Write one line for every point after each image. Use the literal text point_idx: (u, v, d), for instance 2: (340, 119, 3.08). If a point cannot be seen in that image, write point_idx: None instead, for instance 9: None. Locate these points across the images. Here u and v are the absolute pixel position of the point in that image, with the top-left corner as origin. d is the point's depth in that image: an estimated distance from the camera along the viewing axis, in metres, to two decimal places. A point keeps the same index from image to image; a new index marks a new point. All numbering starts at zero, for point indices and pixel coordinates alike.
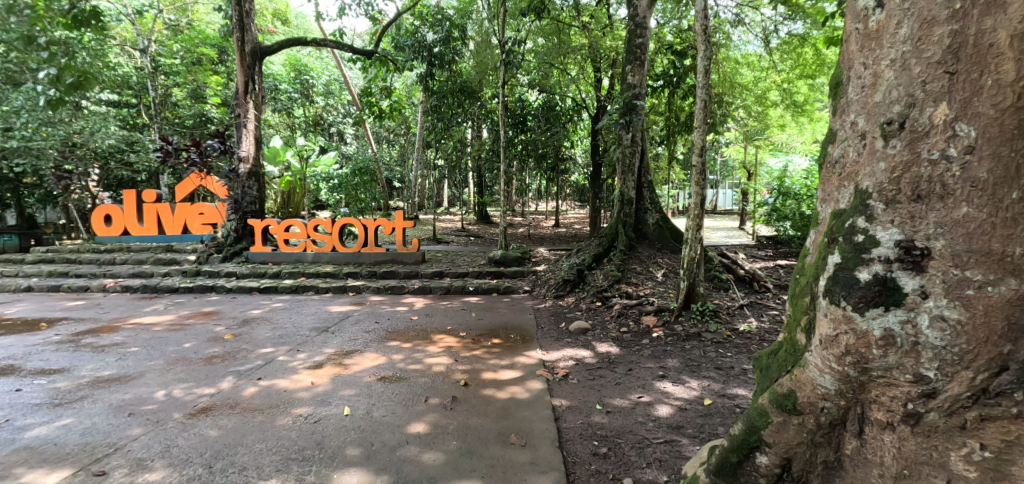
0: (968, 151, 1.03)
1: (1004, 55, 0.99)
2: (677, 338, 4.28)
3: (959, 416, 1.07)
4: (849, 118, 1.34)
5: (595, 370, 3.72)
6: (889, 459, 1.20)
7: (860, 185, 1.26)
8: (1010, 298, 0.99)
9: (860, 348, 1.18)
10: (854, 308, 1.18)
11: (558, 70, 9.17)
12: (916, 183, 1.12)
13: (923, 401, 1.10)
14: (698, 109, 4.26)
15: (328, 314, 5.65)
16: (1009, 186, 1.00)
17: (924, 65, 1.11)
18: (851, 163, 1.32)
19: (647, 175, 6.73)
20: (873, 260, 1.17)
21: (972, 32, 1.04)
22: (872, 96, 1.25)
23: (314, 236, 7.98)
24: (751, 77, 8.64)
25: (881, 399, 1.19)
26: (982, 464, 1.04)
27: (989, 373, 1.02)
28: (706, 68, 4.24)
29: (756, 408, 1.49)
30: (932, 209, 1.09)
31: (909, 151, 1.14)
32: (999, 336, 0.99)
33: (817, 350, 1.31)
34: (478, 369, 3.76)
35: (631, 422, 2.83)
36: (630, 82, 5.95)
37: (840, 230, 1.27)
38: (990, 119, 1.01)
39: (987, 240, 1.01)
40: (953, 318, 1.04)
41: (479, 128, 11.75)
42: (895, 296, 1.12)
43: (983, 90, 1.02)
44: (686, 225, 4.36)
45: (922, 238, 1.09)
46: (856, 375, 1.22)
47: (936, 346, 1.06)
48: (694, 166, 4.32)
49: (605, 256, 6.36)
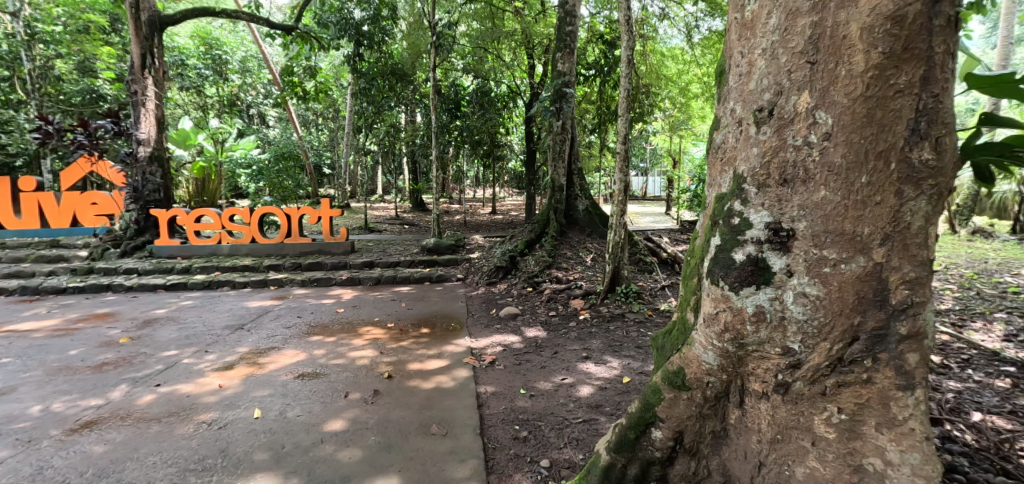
0: (826, 138, 1.11)
1: (855, 47, 1.07)
2: (603, 319, 4.44)
3: (820, 384, 1.18)
4: (728, 106, 1.38)
5: (522, 355, 3.75)
6: (765, 426, 1.31)
7: (737, 169, 1.31)
8: (859, 274, 1.10)
9: (736, 325, 1.25)
10: (731, 287, 1.24)
11: (493, 55, 9.07)
12: (783, 168, 1.19)
13: (790, 371, 1.21)
14: (622, 99, 4.34)
15: (245, 310, 5.25)
16: (858, 171, 1.08)
17: (789, 54, 1.18)
18: (730, 148, 1.37)
19: (578, 162, 6.81)
20: (747, 241, 1.24)
21: (828, 24, 1.11)
22: (747, 83, 1.30)
23: (229, 227, 7.34)
24: (676, 69, 8.91)
25: (757, 372, 1.28)
26: (839, 425, 1.18)
27: (843, 344, 1.13)
28: (628, 59, 4.35)
29: (650, 386, 1.54)
30: (796, 192, 1.17)
31: (777, 137, 1.20)
32: (851, 308, 1.11)
33: (701, 329, 1.37)
34: (404, 360, 3.66)
35: (552, 404, 2.88)
36: (560, 69, 6.00)
37: (720, 214, 1.33)
38: (845, 106, 1.09)
39: (841, 222, 1.10)
40: (813, 294, 1.14)
41: (412, 114, 11.39)
42: (765, 275, 1.20)
43: (838, 80, 1.10)
44: (610, 211, 4.51)
45: (788, 220, 1.17)
46: (734, 351, 1.29)
47: (800, 320, 1.16)
48: (617, 153, 4.45)
49: (537, 242, 6.41)
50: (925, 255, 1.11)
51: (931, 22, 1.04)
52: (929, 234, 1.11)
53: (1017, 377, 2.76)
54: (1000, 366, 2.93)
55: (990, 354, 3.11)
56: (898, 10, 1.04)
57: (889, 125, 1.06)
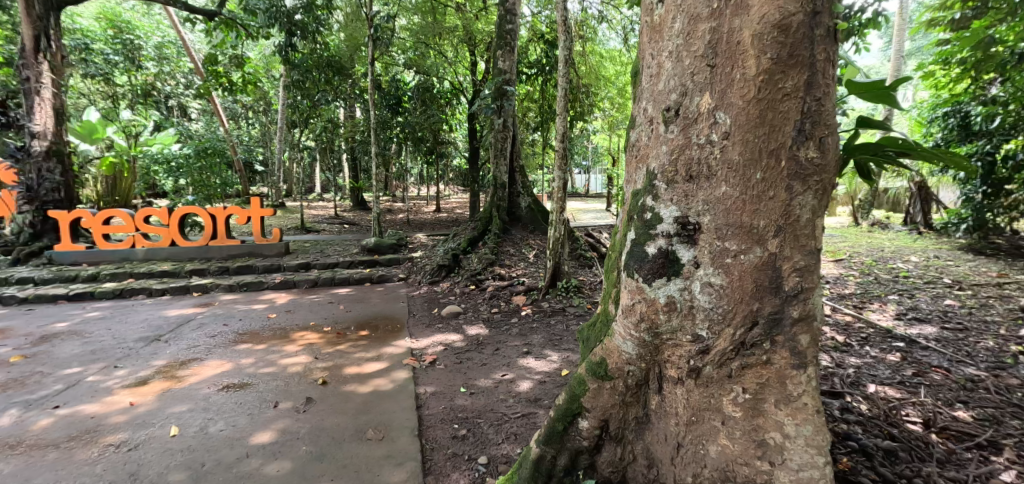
0: (725, 137, 1.21)
1: (748, 52, 1.17)
2: (544, 314, 4.52)
3: (726, 366, 1.30)
4: (642, 105, 1.45)
5: (463, 353, 3.73)
6: (682, 409, 1.41)
7: (649, 166, 1.39)
8: (756, 264, 1.22)
9: (650, 314, 1.33)
10: (645, 280, 1.33)
11: (435, 51, 8.86)
12: (689, 165, 1.28)
13: (700, 356, 1.31)
14: (560, 98, 4.41)
15: (163, 319, 4.82)
16: (754, 168, 1.20)
17: (691, 57, 1.26)
18: (643, 145, 1.44)
19: (520, 160, 6.83)
20: (658, 235, 1.33)
21: (725, 30, 1.20)
22: (657, 83, 1.36)
23: (145, 229, 6.71)
24: (614, 71, 9.17)
25: (672, 358, 1.37)
26: (744, 404, 1.30)
27: (744, 328, 1.26)
28: (566, 59, 4.41)
29: (576, 377, 1.59)
30: (701, 188, 1.26)
31: (683, 136, 1.29)
32: (750, 295, 1.24)
33: (621, 320, 1.44)
34: (340, 364, 3.52)
35: (492, 400, 2.89)
36: (501, 67, 5.99)
37: (635, 209, 1.40)
38: (740, 108, 1.19)
39: (739, 215, 1.22)
40: (717, 283, 1.25)
41: (351, 109, 10.93)
42: (675, 266, 1.30)
43: (734, 83, 1.20)
44: (550, 208, 4.58)
45: (694, 214, 1.27)
46: (651, 339, 1.37)
47: (706, 308, 1.27)
48: (556, 151, 4.51)
49: (480, 240, 6.39)
50: (813, 244, 1.25)
51: (812, 32, 1.16)
52: (815, 226, 1.25)
53: (905, 351, 3.12)
54: (892, 342, 3.30)
55: (884, 332, 3.50)
56: (784, 20, 1.14)
57: (778, 126, 1.18)
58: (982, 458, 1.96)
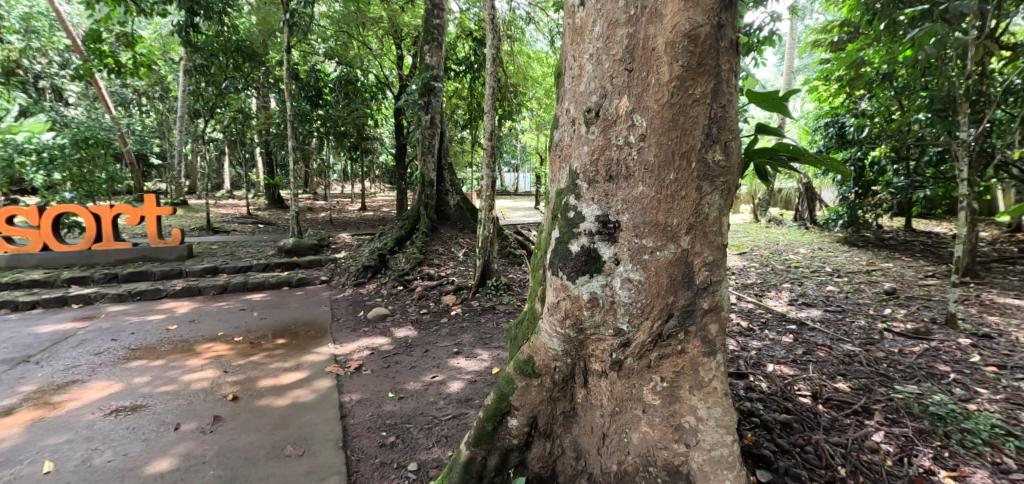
0: (641, 139, 1.28)
1: (661, 60, 1.24)
2: (474, 313, 4.50)
3: (645, 357, 1.38)
4: (564, 105, 1.48)
5: (391, 357, 3.61)
6: (606, 401, 1.48)
7: (571, 166, 1.42)
8: (670, 259, 1.30)
9: (575, 311, 1.38)
10: (569, 278, 1.37)
11: (358, 42, 8.43)
12: (609, 165, 1.32)
13: (621, 349, 1.38)
14: (488, 97, 4.39)
15: (32, 337, 4.13)
16: (667, 169, 1.27)
17: (611, 60, 1.30)
18: (565, 145, 1.47)
19: (448, 157, 6.73)
20: (581, 234, 1.37)
21: (641, 36, 1.26)
22: (578, 85, 1.40)
23: (7, 231, 5.72)
24: (541, 72, 9.32)
25: (596, 352, 1.43)
26: (662, 392, 1.39)
27: (661, 321, 1.34)
28: (494, 58, 4.40)
29: (504, 376, 1.59)
30: (619, 187, 1.32)
31: (603, 136, 1.33)
32: (665, 289, 1.32)
33: (547, 318, 1.47)
34: (254, 377, 3.25)
35: (422, 404, 2.82)
36: (428, 62, 5.84)
37: (559, 208, 1.44)
38: (655, 111, 1.26)
39: (655, 214, 1.29)
40: (636, 278, 1.32)
41: (264, 99, 10.11)
42: (596, 263, 1.35)
43: (649, 88, 1.26)
44: (479, 206, 4.56)
45: (614, 213, 1.33)
46: (575, 335, 1.42)
47: (626, 303, 1.33)
48: (484, 149, 4.49)
49: (408, 239, 6.20)
50: (720, 241, 1.35)
51: (718, 43, 1.25)
52: (723, 223, 1.35)
53: (795, 333, 3.51)
54: (785, 325, 3.70)
55: (779, 316, 3.91)
56: (693, 30, 1.22)
57: (689, 129, 1.26)
58: (857, 423, 2.26)
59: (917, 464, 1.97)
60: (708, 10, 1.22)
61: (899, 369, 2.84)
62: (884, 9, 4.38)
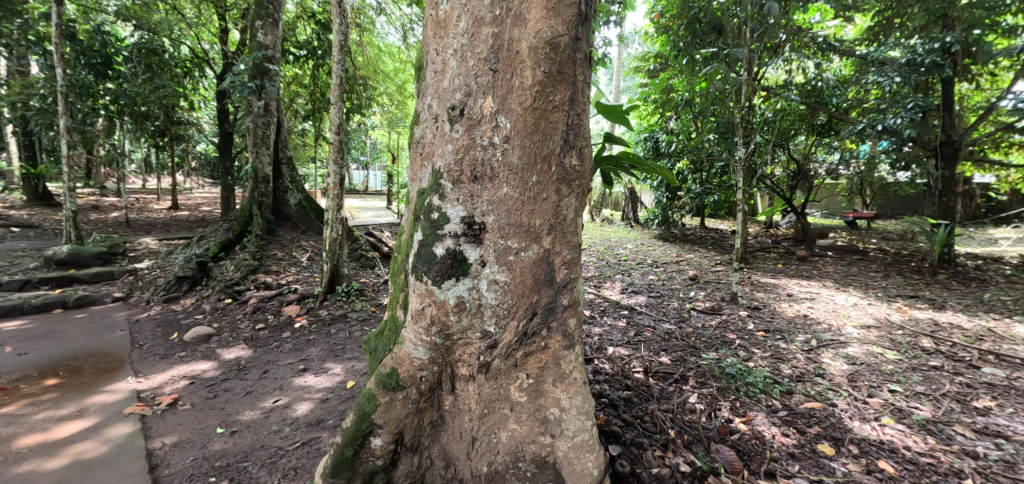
0: (505, 141, 1.30)
1: (525, 64, 1.27)
2: (323, 323, 4.08)
3: (512, 356, 1.41)
4: (426, 101, 1.44)
5: (219, 384, 3.05)
6: (475, 404, 1.48)
7: (435, 164, 1.39)
8: (534, 260, 1.35)
9: (440, 316, 1.36)
10: (434, 282, 1.34)
11: (166, 6, 6.94)
12: (473, 166, 1.32)
13: (488, 351, 1.40)
14: (335, 87, 4.03)
15: None
16: (530, 172, 1.31)
17: (476, 59, 1.30)
18: (428, 143, 1.43)
19: (287, 150, 6.02)
20: (446, 236, 1.35)
21: (505, 38, 1.28)
22: (441, 81, 1.37)
23: None
24: (393, 67, 8.95)
25: (463, 357, 1.43)
26: (527, 388, 1.44)
27: (527, 319, 1.38)
28: (340, 45, 4.05)
29: (365, 394, 1.50)
30: (484, 189, 1.33)
31: (467, 136, 1.32)
32: (530, 289, 1.36)
33: (411, 326, 1.43)
34: (8, 435, 2.41)
35: (262, 435, 2.44)
36: (261, 41, 5.11)
37: (422, 209, 1.40)
38: (518, 114, 1.29)
39: (518, 215, 1.33)
40: (501, 280, 1.34)
41: (17, 63, 7.67)
42: (462, 266, 1.34)
43: (513, 90, 1.28)
44: (325, 205, 4.18)
45: (479, 214, 1.33)
46: (442, 342, 1.40)
47: (493, 305, 1.35)
48: (331, 144, 4.11)
49: (237, 243, 5.34)
50: (577, 240, 1.44)
51: (575, 54, 1.32)
52: (579, 224, 1.44)
53: (628, 317, 4.00)
54: (620, 311, 4.20)
55: (614, 304, 4.42)
56: (554, 38, 1.27)
57: (549, 134, 1.31)
58: (679, 389, 2.67)
59: (721, 416, 2.42)
60: (567, 21, 1.28)
61: (704, 340, 3.45)
62: (686, 47, 5.35)
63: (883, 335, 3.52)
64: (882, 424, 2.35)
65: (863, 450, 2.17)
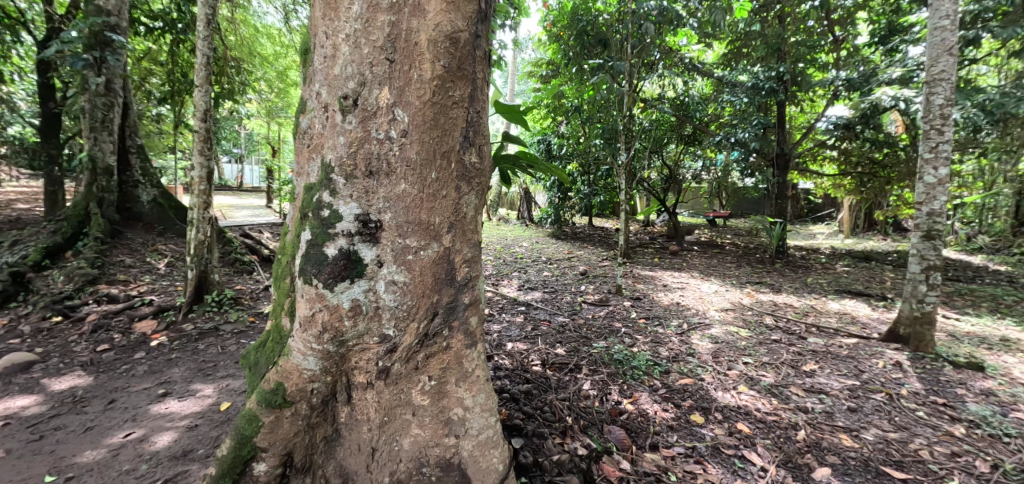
0: (403, 135, 1.25)
1: (424, 56, 1.23)
2: (188, 340, 3.54)
3: (412, 359, 1.37)
4: (314, 88, 1.33)
5: (46, 422, 2.48)
6: (373, 413, 1.41)
7: (324, 157, 1.30)
8: (434, 259, 1.32)
9: (334, 322, 1.27)
10: (325, 286, 1.26)
11: None
12: (368, 159, 1.25)
13: (388, 355, 1.34)
14: (199, 67, 3.52)
15: None
16: (430, 168, 1.28)
17: (371, 46, 1.23)
18: (316, 134, 1.33)
19: (137, 137, 5.11)
20: (338, 235, 1.26)
21: (403, 27, 1.23)
22: (332, 67, 1.27)
23: None
24: (273, 51, 8.00)
25: (360, 364, 1.35)
26: (429, 391, 1.41)
27: (428, 320, 1.35)
28: (207, 19, 3.53)
29: (246, 415, 1.37)
30: (380, 185, 1.26)
31: (362, 128, 1.25)
32: (430, 288, 1.33)
33: (300, 335, 1.32)
34: None
35: (108, 477, 2.03)
36: (99, 4, 4.25)
37: (310, 206, 1.30)
38: (417, 108, 1.25)
39: (418, 213, 1.28)
40: (400, 281, 1.29)
41: None
42: (357, 267, 1.26)
43: (411, 82, 1.24)
44: (189, 203, 3.65)
45: (375, 212, 1.27)
46: (336, 350, 1.32)
47: (392, 307, 1.29)
48: (196, 131, 3.59)
49: (69, 249, 4.36)
50: (477, 238, 1.44)
51: (475, 51, 1.32)
52: (479, 222, 1.44)
53: (525, 313, 4.14)
54: (517, 307, 4.31)
55: (512, 301, 4.53)
56: (454, 33, 1.25)
57: (449, 130, 1.29)
58: (574, 377, 2.83)
59: (611, 399, 2.61)
60: (467, 17, 1.27)
61: (595, 330, 3.71)
62: (575, 56, 5.61)
63: (738, 316, 4.11)
64: (739, 392, 2.74)
65: (726, 416, 2.50)
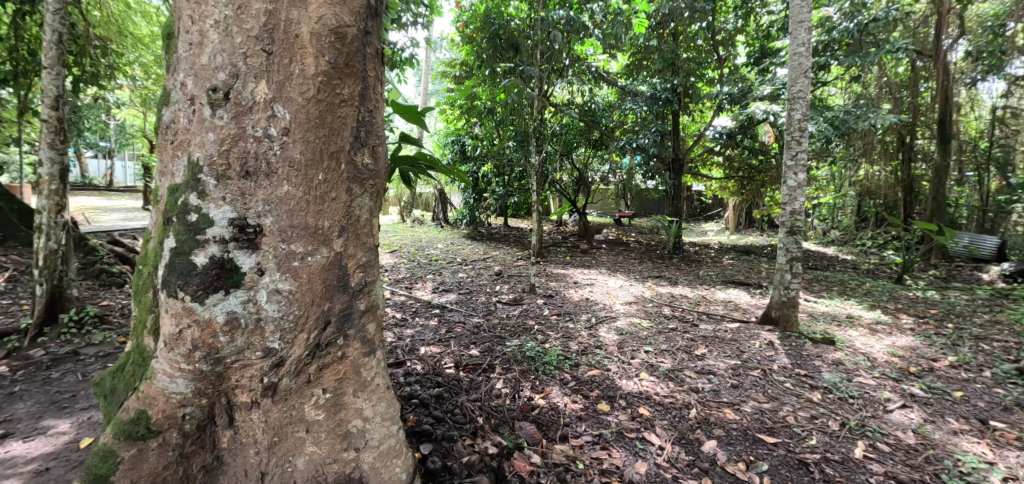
0: (283, 133, 1.16)
1: (306, 50, 1.16)
2: (37, 368, 2.88)
3: (303, 373, 1.29)
4: (179, 78, 1.19)
5: None
6: (261, 434, 1.30)
7: (191, 156, 1.17)
8: (323, 265, 1.25)
9: (206, 339, 1.15)
10: (194, 299, 1.14)
11: None
12: (243, 159, 1.15)
13: (274, 371, 1.24)
14: (48, 45, 2.94)
15: None
16: (316, 169, 1.20)
17: (244, 36, 1.13)
18: (181, 130, 1.19)
19: None
20: (208, 241, 1.14)
21: (282, 17, 1.14)
22: (199, 56, 1.15)
23: None
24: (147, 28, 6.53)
25: (242, 382, 1.24)
26: (324, 405, 1.33)
27: (319, 330, 1.27)
28: None
29: (99, 452, 1.19)
30: (259, 186, 1.17)
31: (235, 124, 1.14)
32: (320, 296, 1.25)
33: (166, 355, 1.18)
34: None
35: None
36: None
37: (174, 209, 1.16)
38: (300, 104, 1.17)
39: (303, 216, 1.20)
40: (285, 289, 1.20)
41: None
42: (233, 277, 1.16)
43: (292, 77, 1.16)
44: (36, 206, 3.04)
45: (253, 216, 1.17)
46: (211, 369, 1.19)
47: (276, 318, 1.20)
48: (44, 121, 3.01)
49: None
50: (373, 242, 1.39)
51: (364, 49, 1.27)
52: (374, 225, 1.39)
53: (440, 315, 4.08)
54: (432, 310, 4.24)
55: (426, 304, 4.44)
56: (339, 28, 1.19)
57: (337, 130, 1.23)
58: (487, 377, 2.85)
59: (523, 395, 2.67)
60: (354, 12, 1.22)
61: (510, 328, 3.77)
62: (488, 59, 5.67)
63: (641, 308, 4.43)
64: (641, 378, 2.95)
65: (629, 402, 2.67)
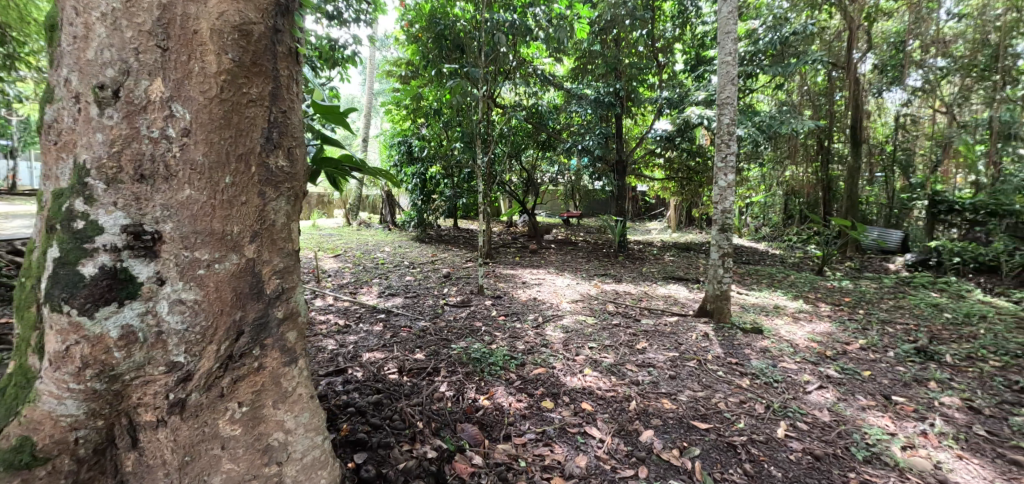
0: (183, 134, 1.10)
1: (206, 47, 1.11)
2: None
3: (215, 387, 1.22)
4: (61, 73, 1.10)
5: None
6: (170, 454, 1.21)
7: (78, 158, 1.08)
8: (233, 272, 1.19)
9: (98, 356, 1.07)
10: (81, 312, 1.05)
11: None
12: (137, 161, 1.08)
13: (181, 386, 1.17)
14: None
15: None
16: (221, 172, 1.15)
17: (134, 30, 1.06)
18: (66, 130, 1.10)
19: None
20: (98, 250, 1.06)
21: (178, 12, 1.08)
22: (84, 50, 1.06)
23: None
24: None
25: (144, 400, 1.15)
26: (241, 419, 1.26)
27: (230, 341, 1.21)
28: None
29: None
30: (157, 190, 1.10)
31: (128, 125, 1.07)
32: (230, 305, 1.20)
33: (53, 374, 1.08)
34: None
35: None
36: None
37: (57, 216, 1.07)
38: (201, 104, 1.11)
39: (208, 222, 1.14)
40: (190, 299, 1.14)
41: None
42: (128, 288, 1.08)
43: (192, 75, 1.10)
44: None
45: (151, 222, 1.10)
46: (106, 387, 1.10)
47: (179, 330, 1.13)
48: None
49: None
50: (290, 247, 1.34)
51: (274, 48, 1.23)
52: (292, 230, 1.34)
53: (385, 320, 3.99)
54: (377, 315, 4.13)
55: (371, 309, 4.32)
56: (244, 25, 1.14)
57: (245, 131, 1.18)
58: (430, 381, 2.82)
59: (468, 397, 2.67)
60: (261, 8, 1.17)
61: (457, 331, 3.76)
62: (434, 60, 5.66)
63: (586, 306, 4.55)
64: (585, 374, 3.04)
65: (572, 398, 2.74)
